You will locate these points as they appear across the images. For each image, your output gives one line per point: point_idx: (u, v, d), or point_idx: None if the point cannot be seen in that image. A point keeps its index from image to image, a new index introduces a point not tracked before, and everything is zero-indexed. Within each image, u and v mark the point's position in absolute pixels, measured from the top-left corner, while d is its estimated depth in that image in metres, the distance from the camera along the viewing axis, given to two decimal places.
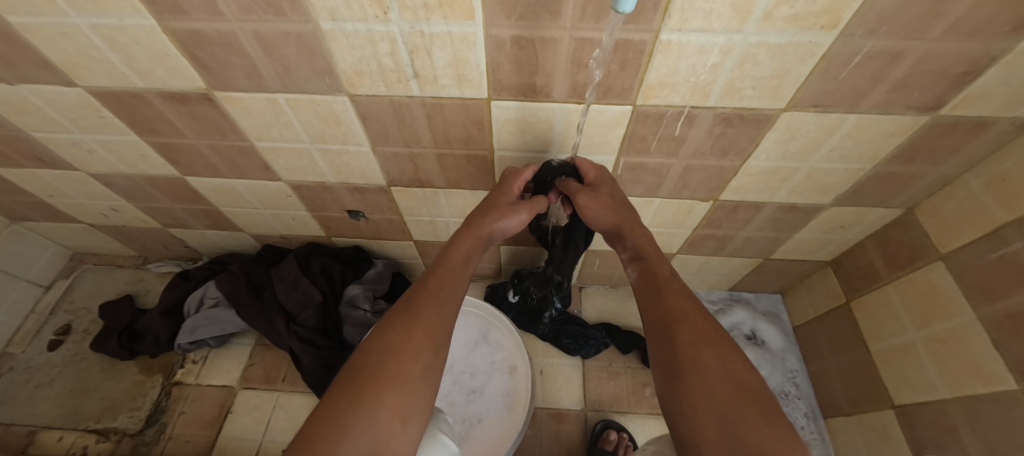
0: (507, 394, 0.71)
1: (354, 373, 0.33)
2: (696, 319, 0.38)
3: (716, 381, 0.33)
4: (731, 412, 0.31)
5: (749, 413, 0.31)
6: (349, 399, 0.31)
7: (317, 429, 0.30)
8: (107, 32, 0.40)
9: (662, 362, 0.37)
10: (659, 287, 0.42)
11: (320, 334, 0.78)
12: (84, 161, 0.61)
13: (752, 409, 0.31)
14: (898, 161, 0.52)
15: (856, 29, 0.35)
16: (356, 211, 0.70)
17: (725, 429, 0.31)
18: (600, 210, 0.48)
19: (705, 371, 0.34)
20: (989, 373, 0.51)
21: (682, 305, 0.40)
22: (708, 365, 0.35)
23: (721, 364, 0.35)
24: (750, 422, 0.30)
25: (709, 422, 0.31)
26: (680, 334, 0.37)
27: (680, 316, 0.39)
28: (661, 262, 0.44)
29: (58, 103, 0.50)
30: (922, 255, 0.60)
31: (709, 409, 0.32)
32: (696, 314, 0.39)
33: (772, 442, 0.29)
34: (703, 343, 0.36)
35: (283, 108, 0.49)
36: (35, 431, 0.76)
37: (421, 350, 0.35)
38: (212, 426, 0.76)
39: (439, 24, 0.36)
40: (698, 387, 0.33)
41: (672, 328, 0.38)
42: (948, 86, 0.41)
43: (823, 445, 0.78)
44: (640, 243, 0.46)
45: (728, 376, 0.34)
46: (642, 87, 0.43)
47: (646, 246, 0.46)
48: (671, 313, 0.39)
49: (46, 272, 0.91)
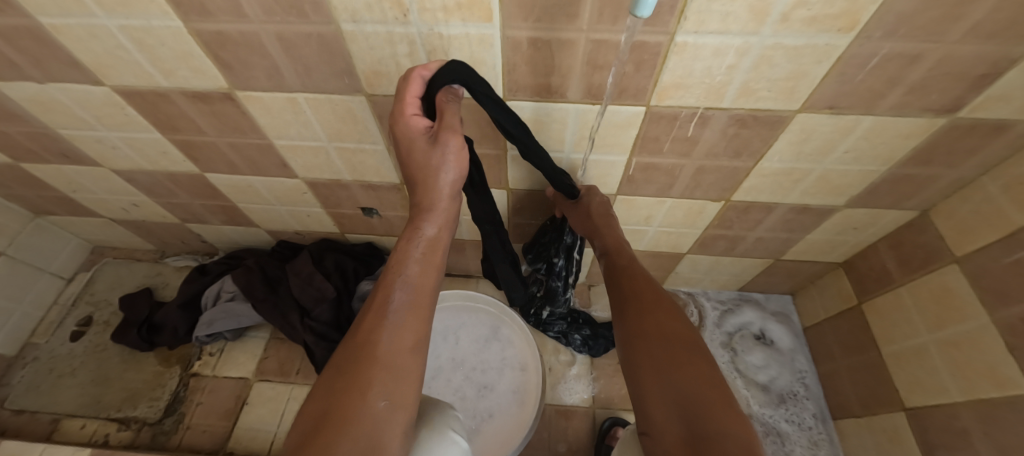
0: (517, 390, 0.72)
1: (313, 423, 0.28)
2: (644, 295, 0.43)
3: (655, 341, 0.38)
4: (676, 370, 0.34)
5: (685, 361, 0.35)
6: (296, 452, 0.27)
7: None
8: (134, 33, 0.41)
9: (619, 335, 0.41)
10: (617, 277, 0.48)
11: (334, 328, 0.79)
12: (108, 157, 0.63)
13: (687, 360, 0.35)
14: (914, 163, 0.51)
15: (874, 31, 0.35)
16: (370, 208, 0.71)
17: (663, 381, 0.34)
18: (578, 220, 0.56)
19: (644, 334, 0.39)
20: (1004, 377, 0.50)
21: (632, 285, 0.45)
22: (649, 328, 0.39)
23: (661, 328, 0.39)
24: (686, 372, 0.34)
25: (648, 376, 0.35)
26: (627, 310, 0.42)
27: (634, 295, 0.44)
28: (621, 255, 0.50)
29: (85, 101, 0.52)
30: (936, 258, 0.59)
31: (650, 365, 0.36)
32: (648, 293, 0.43)
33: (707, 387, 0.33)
34: (644, 312, 0.41)
35: (303, 108, 0.50)
36: (58, 419, 0.79)
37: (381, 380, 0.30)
38: (229, 417, 0.78)
39: (457, 26, 0.37)
40: (642, 349, 0.37)
41: (625, 306, 0.43)
42: (967, 89, 0.40)
43: (832, 446, 0.78)
44: (607, 241, 0.52)
45: (665, 335, 0.38)
46: (656, 88, 0.43)
47: (614, 241, 0.52)
48: (625, 294, 0.45)
49: (68, 265, 0.93)
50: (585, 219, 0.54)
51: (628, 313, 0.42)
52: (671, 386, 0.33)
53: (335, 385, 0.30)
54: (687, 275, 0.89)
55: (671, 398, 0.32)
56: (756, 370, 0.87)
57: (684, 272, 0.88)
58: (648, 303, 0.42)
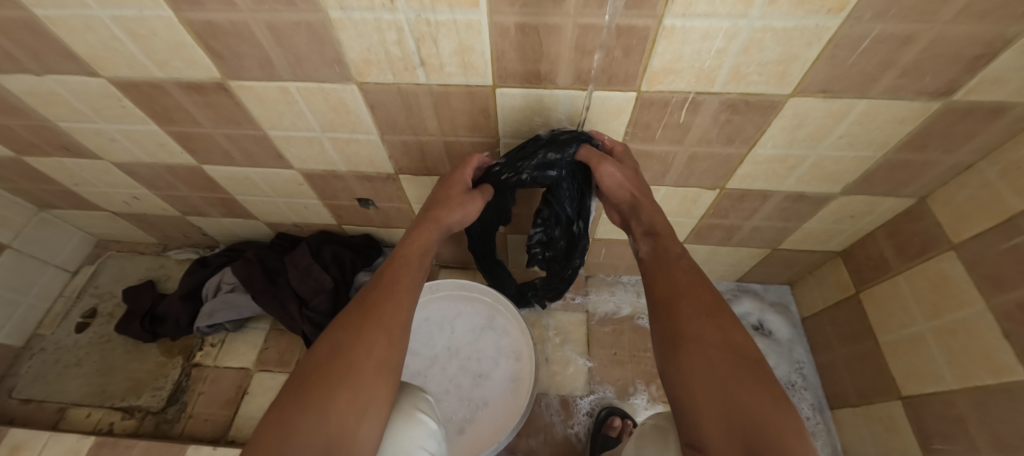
0: (512, 379, 0.72)
1: (312, 372, 0.35)
2: (698, 294, 0.42)
3: (713, 350, 0.37)
4: (736, 385, 0.33)
5: (744, 378, 0.34)
6: (301, 395, 0.33)
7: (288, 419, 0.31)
8: (127, 23, 0.41)
9: (665, 336, 0.40)
10: (667, 266, 0.46)
11: (332, 319, 0.80)
12: (107, 150, 0.64)
13: (751, 376, 0.34)
14: (909, 148, 0.51)
15: (864, 12, 0.35)
16: (366, 199, 0.72)
17: (719, 396, 0.33)
18: (624, 181, 0.49)
19: (696, 340, 0.38)
20: (1000, 363, 0.50)
21: (685, 279, 0.44)
22: (705, 334, 0.38)
23: (722, 334, 0.38)
24: (750, 390, 0.33)
25: (704, 388, 0.34)
26: (681, 307, 0.41)
27: (680, 291, 0.43)
28: (672, 240, 0.49)
29: (82, 93, 0.52)
30: (933, 245, 0.59)
31: (709, 376, 0.35)
32: (697, 289, 0.43)
33: (769, 405, 0.32)
34: (703, 314, 0.40)
35: (295, 97, 0.50)
36: (65, 408, 0.81)
37: (370, 347, 0.37)
38: (231, 406, 0.79)
39: (444, 12, 0.37)
40: (698, 355, 0.37)
41: (676, 303, 0.42)
42: (962, 71, 0.40)
43: (829, 436, 0.78)
44: (654, 221, 0.50)
45: (725, 345, 0.37)
46: (646, 73, 0.43)
47: (658, 222, 0.50)
48: (676, 288, 0.43)
49: (73, 258, 0.95)
50: (632, 180, 0.49)
51: (676, 310, 0.41)
52: (732, 405, 0.32)
53: (342, 347, 0.36)
54: None
55: (731, 417, 0.32)
56: None
57: None
58: (703, 304, 0.41)
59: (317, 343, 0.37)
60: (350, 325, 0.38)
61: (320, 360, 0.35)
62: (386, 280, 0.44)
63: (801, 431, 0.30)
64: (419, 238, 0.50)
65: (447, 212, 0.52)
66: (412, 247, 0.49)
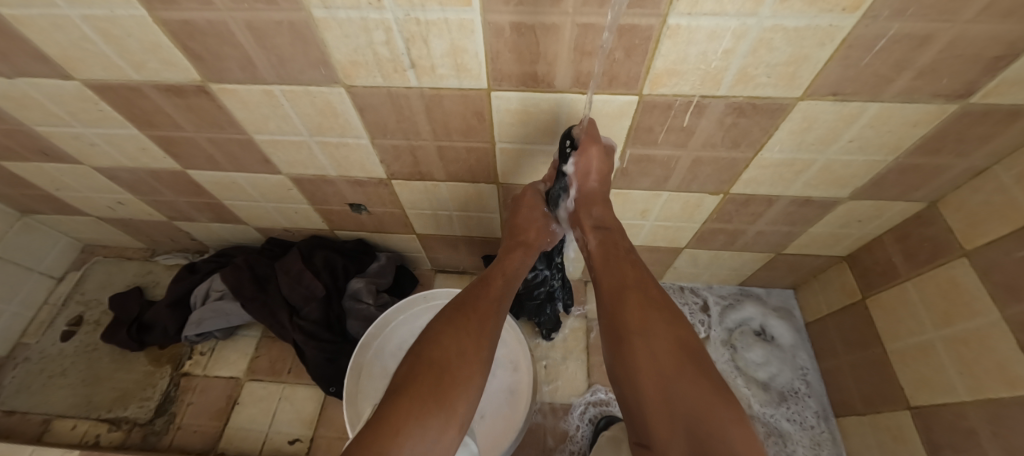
0: (509, 390, 0.71)
1: (412, 381, 0.38)
2: (647, 290, 0.45)
3: (662, 344, 0.39)
4: (681, 379, 0.37)
5: (688, 371, 0.37)
6: (409, 405, 0.36)
7: (385, 427, 0.34)
8: (99, 23, 0.39)
9: (612, 328, 0.43)
10: (618, 262, 0.49)
11: (324, 327, 0.78)
12: (88, 154, 0.61)
13: (695, 368, 0.38)
14: (921, 152, 0.49)
15: (881, 10, 0.32)
16: (358, 204, 0.70)
17: (665, 389, 0.37)
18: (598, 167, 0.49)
19: (644, 336, 0.40)
20: (1014, 376, 0.48)
21: (634, 277, 0.47)
22: (654, 329, 0.41)
23: (668, 329, 0.41)
24: (693, 382, 0.36)
25: (651, 383, 0.37)
26: (630, 301, 0.43)
27: (628, 285, 0.45)
28: (620, 238, 0.52)
29: (57, 97, 0.50)
30: (944, 251, 0.57)
31: (656, 369, 0.38)
32: (645, 285, 0.45)
33: (708, 394, 0.36)
34: (648, 309, 0.42)
35: (280, 100, 0.48)
36: (50, 419, 0.79)
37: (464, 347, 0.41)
38: (220, 417, 0.77)
39: (434, 11, 0.35)
40: (646, 347, 0.39)
41: (625, 297, 0.44)
42: (981, 72, 0.38)
43: (834, 445, 0.76)
44: (604, 216, 0.54)
45: (672, 339, 0.40)
46: (649, 75, 0.41)
47: (609, 218, 0.54)
48: (626, 283, 0.46)
49: (58, 264, 0.93)
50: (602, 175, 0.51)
51: (626, 307, 0.43)
52: (679, 397, 0.36)
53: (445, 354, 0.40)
54: (686, 269, 0.87)
55: (677, 409, 0.35)
56: (756, 367, 0.85)
57: (683, 266, 0.86)
58: (652, 300, 0.43)
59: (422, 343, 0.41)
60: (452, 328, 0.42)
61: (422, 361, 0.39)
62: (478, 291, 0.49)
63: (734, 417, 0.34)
64: (512, 258, 0.56)
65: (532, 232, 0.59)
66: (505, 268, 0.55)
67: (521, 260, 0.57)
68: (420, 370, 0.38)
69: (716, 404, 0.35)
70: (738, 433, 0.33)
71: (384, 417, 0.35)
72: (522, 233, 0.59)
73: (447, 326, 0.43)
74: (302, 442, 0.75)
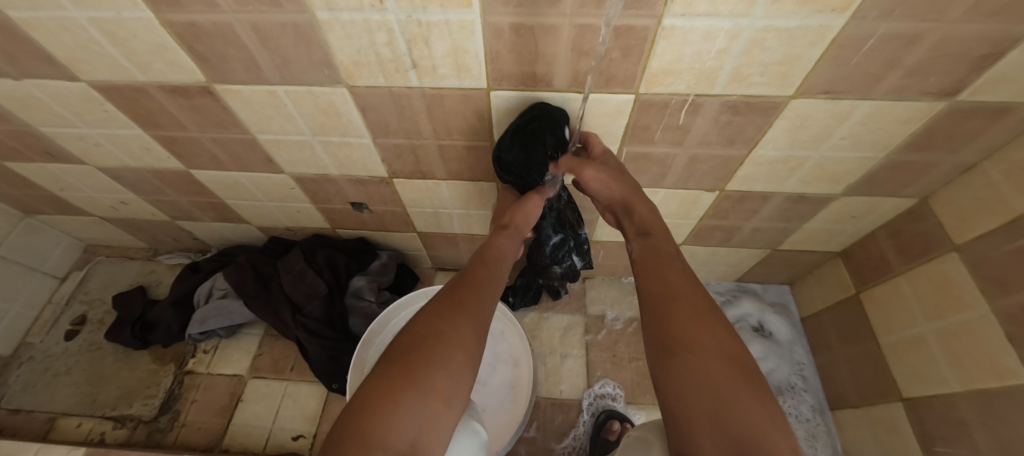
0: (510, 385, 0.72)
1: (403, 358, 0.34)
2: (688, 296, 0.40)
3: (710, 360, 0.34)
4: (733, 399, 0.31)
5: (741, 392, 0.31)
6: (394, 380, 0.33)
7: (371, 399, 0.32)
8: (106, 25, 0.40)
9: (655, 339, 0.38)
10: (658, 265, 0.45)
11: (326, 325, 0.79)
12: (92, 154, 0.62)
13: (748, 389, 0.32)
14: (912, 148, 0.50)
15: (870, 11, 0.33)
16: (359, 203, 0.70)
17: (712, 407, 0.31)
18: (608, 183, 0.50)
19: (689, 346, 0.35)
20: (1002, 366, 0.50)
21: (678, 282, 0.42)
22: (701, 344, 0.35)
23: (717, 345, 0.35)
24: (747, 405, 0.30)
25: (694, 399, 0.32)
26: (674, 309, 0.39)
27: (673, 292, 0.40)
28: (664, 241, 0.47)
29: (63, 98, 0.51)
30: (935, 246, 0.58)
31: (705, 382, 0.32)
32: (689, 293, 0.40)
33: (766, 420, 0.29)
34: (695, 319, 0.37)
35: (283, 100, 0.48)
36: (55, 417, 0.79)
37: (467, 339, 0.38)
38: (224, 414, 0.78)
39: (436, 13, 0.35)
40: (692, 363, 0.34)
41: (668, 306, 0.39)
42: (968, 70, 0.39)
43: (829, 438, 0.78)
44: (645, 219, 0.50)
45: (722, 355, 0.34)
46: (645, 74, 0.42)
47: (651, 222, 0.50)
48: (669, 290, 0.41)
49: (61, 264, 0.93)
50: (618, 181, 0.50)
51: (670, 313, 0.38)
52: (726, 419, 0.30)
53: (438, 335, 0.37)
54: None
55: (724, 431, 0.29)
56: None
57: None
58: (695, 309, 0.38)
59: (416, 322, 0.38)
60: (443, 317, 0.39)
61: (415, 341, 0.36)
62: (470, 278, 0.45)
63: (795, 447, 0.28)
64: (501, 240, 0.52)
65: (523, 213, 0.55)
66: (495, 249, 0.51)
67: (509, 243, 0.53)
68: (414, 352, 0.35)
69: (776, 427, 0.29)
70: None
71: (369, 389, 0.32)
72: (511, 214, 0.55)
73: (444, 312, 0.39)
74: (305, 438, 0.75)
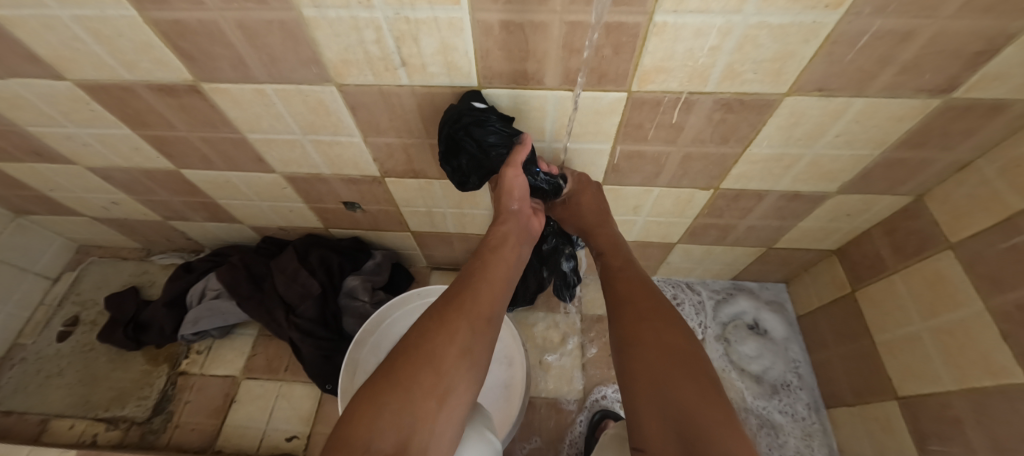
0: (504, 385, 0.71)
1: (385, 370, 0.36)
2: (640, 301, 0.43)
3: (654, 351, 0.38)
4: (672, 384, 0.34)
5: (681, 374, 0.35)
6: (376, 388, 0.34)
7: (356, 411, 0.33)
8: (90, 23, 0.39)
9: (613, 340, 0.42)
10: (614, 276, 0.49)
11: (320, 325, 0.78)
12: (81, 154, 0.62)
13: (688, 374, 0.35)
14: (907, 146, 0.49)
15: (863, 7, 0.33)
16: (352, 202, 0.70)
17: (659, 394, 0.35)
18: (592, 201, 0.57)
19: (640, 342, 0.39)
20: (997, 365, 0.49)
21: (630, 290, 0.46)
22: (647, 339, 0.39)
23: (659, 338, 0.39)
24: (684, 386, 0.34)
25: (643, 391, 0.36)
26: (624, 314, 0.43)
27: (628, 300, 0.44)
28: (615, 255, 0.53)
29: (49, 97, 0.50)
30: (930, 244, 0.58)
31: (647, 378, 0.36)
32: (642, 296, 0.44)
33: (705, 400, 0.33)
34: (642, 319, 0.41)
35: (272, 99, 0.48)
36: (47, 419, 0.79)
37: (459, 335, 0.38)
38: (217, 414, 0.78)
39: (424, 10, 0.35)
40: (638, 360, 0.38)
41: (621, 311, 0.43)
42: (962, 67, 0.38)
43: (825, 436, 0.78)
44: (602, 243, 0.56)
45: (663, 346, 0.38)
46: (637, 72, 0.41)
47: (609, 245, 0.55)
48: (621, 298, 0.45)
49: (53, 265, 0.92)
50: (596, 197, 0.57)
51: (621, 318, 0.43)
52: (671, 400, 0.33)
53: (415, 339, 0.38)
54: (679, 264, 0.88)
55: (670, 416, 0.33)
56: (749, 360, 0.86)
57: (676, 261, 0.87)
58: (645, 309, 0.42)
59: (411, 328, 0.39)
60: (428, 322, 0.39)
61: (395, 351, 0.37)
62: (466, 273, 0.46)
63: (730, 419, 0.31)
64: (504, 227, 0.52)
65: (508, 201, 0.52)
66: (495, 240, 0.50)
67: (512, 227, 0.52)
68: (392, 360, 0.36)
69: (710, 412, 0.32)
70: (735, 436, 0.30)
71: (357, 402, 0.34)
72: (498, 205, 0.53)
73: (424, 320, 0.40)
74: (299, 439, 0.75)
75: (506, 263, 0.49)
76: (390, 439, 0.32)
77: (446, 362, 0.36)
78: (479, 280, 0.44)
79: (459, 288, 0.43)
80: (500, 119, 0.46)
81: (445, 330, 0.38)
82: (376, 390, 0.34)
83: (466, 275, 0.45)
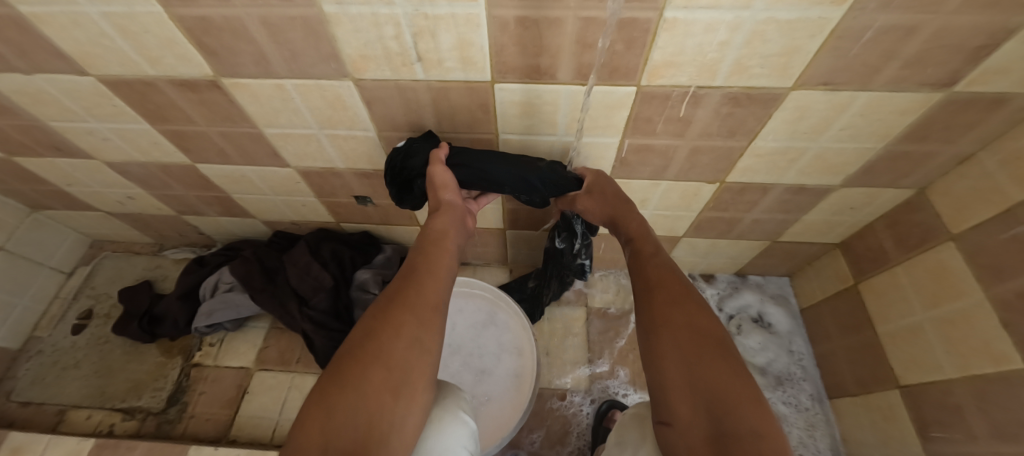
0: (514, 375, 0.73)
1: (350, 359, 0.33)
2: (670, 284, 0.44)
3: (681, 331, 0.39)
4: (700, 362, 0.36)
5: (708, 355, 0.36)
6: (336, 379, 0.32)
7: (314, 404, 0.31)
8: (118, 19, 0.40)
9: (641, 322, 0.42)
10: (642, 262, 0.49)
11: (332, 317, 0.79)
12: (99, 149, 0.63)
13: (717, 354, 0.36)
14: (909, 139, 0.51)
15: (868, 3, 0.34)
16: (364, 196, 0.71)
17: (689, 374, 0.35)
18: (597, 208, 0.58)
19: (667, 326, 0.39)
20: (998, 353, 0.51)
21: (659, 273, 0.45)
22: (675, 320, 0.40)
23: (687, 319, 0.39)
24: (714, 366, 0.35)
25: (673, 369, 0.36)
26: (655, 296, 0.43)
27: (658, 281, 0.44)
28: (646, 241, 0.51)
29: (73, 92, 0.51)
30: (932, 236, 0.59)
31: (676, 359, 0.37)
32: (673, 280, 0.44)
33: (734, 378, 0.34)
34: (672, 303, 0.41)
35: (291, 94, 0.49)
36: (64, 410, 0.80)
37: (406, 324, 0.36)
38: (231, 405, 0.79)
39: (442, 6, 0.36)
40: (666, 342, 0.38)
41: (651, 294, 0.44)
42: (964, 61, 0.40)
43: (829, 426, 0.79)
44: (631, 228, 0.54)
45: (691, 327, 0.39)
46: (647, 66, 0.42)
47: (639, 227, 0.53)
48: (651, 280, 0.45)
49: (68, 259, 0.94)
50: (606, 206, 0.57)
51: (648, 300, 0.43)
52: (701, 381, 0.34)
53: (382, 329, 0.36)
54: (685, 258, 0.89)
55: (699, 395, 0.34)
56: (755, 352, 0.87)
57: (682, 255, 0.88)
58: (674, 294, 0.42)
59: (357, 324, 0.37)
60: (374, 311, 0.38)
61: (352, 343, 0.35)
62: (422, 264, 0.44)
63: (758, 396, 0.33)
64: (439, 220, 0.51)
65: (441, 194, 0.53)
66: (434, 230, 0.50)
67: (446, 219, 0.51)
68: (358, 349, 0.34)
69: (735, 389, 0.33)
70: (761, 412, 0.31)
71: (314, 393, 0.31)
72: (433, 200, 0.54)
73: (380, 309, 0.38)
74: None
75: (448, 252, 0.48)
76: (355, 427, 0.29)
77: (397, 357, 0.34)
78: (423, 272, 0.43)
79: (409, 282, 0.41)
80: (421, 140, 0.53)
81: (389, 325, 0.36)
82: (337, 381, 0.32)
83: (404, 271, 0.43)
